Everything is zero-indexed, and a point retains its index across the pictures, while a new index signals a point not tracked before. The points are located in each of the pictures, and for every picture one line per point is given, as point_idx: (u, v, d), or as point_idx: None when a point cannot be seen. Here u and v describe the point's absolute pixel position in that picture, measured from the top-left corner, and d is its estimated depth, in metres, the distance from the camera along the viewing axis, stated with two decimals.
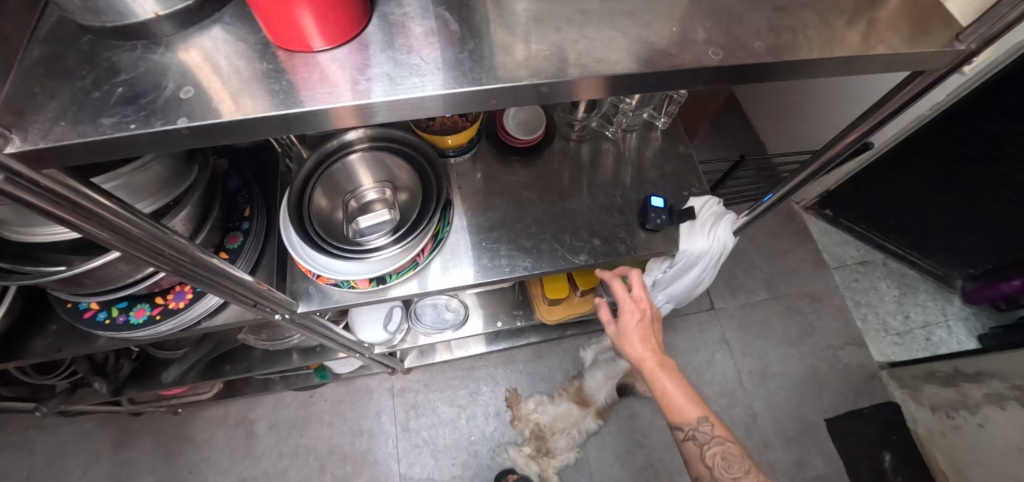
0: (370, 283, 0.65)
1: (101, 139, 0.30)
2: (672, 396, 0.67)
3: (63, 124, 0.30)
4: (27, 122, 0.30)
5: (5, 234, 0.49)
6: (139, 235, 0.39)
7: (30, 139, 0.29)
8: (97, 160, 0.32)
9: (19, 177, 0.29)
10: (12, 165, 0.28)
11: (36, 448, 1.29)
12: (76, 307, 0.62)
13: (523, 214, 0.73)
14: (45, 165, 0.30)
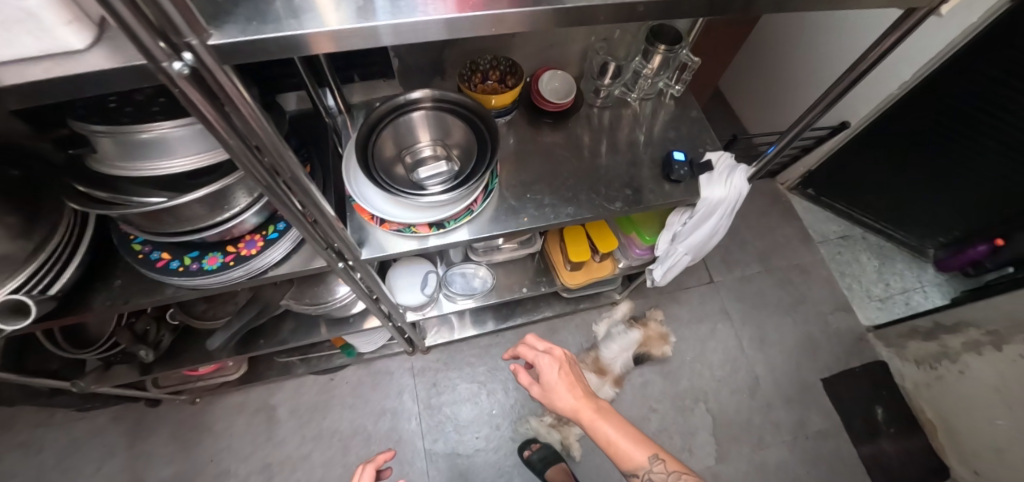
0: (430, 228, 0.70)
1: (293, 35, 0.36)
2: (621, 446, 0.85)
3: (256, 23, 0.36)
4: (224, 21, 0.36)
5: (108, 166, 0.53)
6: (269, 147, 0.44)
7: (229, 33, 0.35)
8: (272, 58, 0.38)
9: (207, 67, 0.35)
10: (207, 54, 0.34)
11: (45, 446, 1.24)
12: (146, 257, 0.65)
13: (560, 170, 0.80)
14: (225, 61, 0.36)
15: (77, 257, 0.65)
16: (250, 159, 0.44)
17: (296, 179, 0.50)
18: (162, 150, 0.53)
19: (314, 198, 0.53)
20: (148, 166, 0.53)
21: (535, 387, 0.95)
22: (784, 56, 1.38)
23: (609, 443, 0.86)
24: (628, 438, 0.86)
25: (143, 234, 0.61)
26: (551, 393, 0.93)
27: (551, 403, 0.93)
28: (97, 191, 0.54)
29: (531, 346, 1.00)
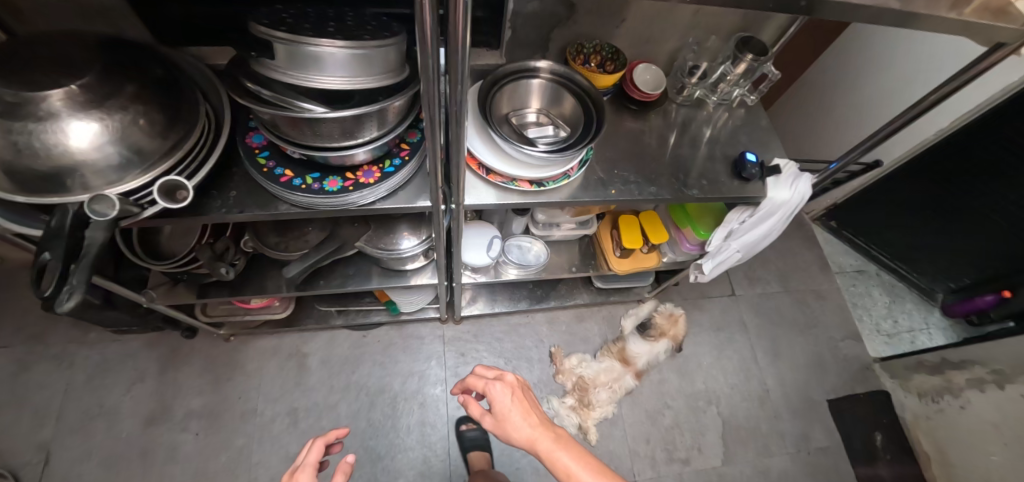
0: (532, 185, 0.76)
1: None
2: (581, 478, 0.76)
3: None
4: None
5: (277, 71, 0.58)
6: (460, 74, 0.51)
7: None
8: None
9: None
10: None
11: (76, 362, 1.26)
12: (271, 172, 0.69)
13: (643, 153, 0.87)
14: None
15: (203, 158, 0.68)
16: (438, 82, 0.50)
17: (455, 116, 0.56)
18: (327, 66, 0.59)
19: (459, 137, 0.59)
20: (314, 76, 0.58)
21: (487, 416, 0.86)
22: (826, 90, 1.45)
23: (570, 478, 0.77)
24: (592, 472, 0.77)
25: (282, 145, 0.67)
26: (504, 423, 0.83)
27: (503, 434, 0.83)
28: (261, 90, 0.60)
29: (481, 375, 0.92)
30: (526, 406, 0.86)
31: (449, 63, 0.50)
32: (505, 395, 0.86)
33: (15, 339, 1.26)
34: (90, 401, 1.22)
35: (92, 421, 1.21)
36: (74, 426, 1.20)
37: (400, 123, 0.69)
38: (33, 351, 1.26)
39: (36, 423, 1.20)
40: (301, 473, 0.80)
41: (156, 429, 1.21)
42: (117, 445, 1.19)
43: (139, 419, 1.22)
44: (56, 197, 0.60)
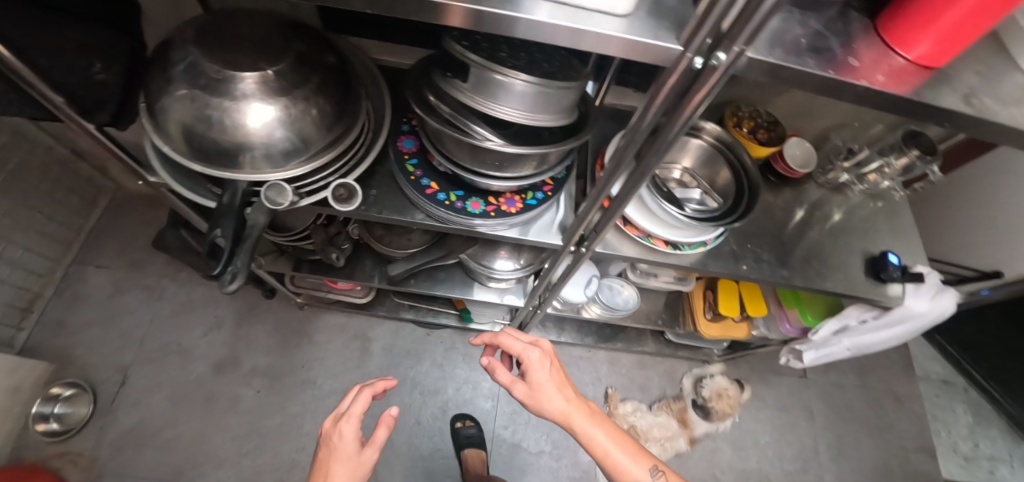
0: (667, 245, 0.74)
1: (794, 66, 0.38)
2: (617, 457, 0.75)
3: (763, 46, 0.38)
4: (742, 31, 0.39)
5: (462, 94, 0.58)
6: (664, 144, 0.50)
7: (759, 51, 0.38)
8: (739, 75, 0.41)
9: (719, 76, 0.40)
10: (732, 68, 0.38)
11: (166, 296, 1.33)
12: (418, 182, 0.70)
13: (777, 231, 0.83)
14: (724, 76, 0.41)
15: (369, 154, 0.67)
16: (639, 142, 0.51)
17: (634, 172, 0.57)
18: (511, 99, 0.58)
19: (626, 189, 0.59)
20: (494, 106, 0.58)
21: (519, 384, 0.80)
22: (961, 187, 1.34)
23: (603, 454, 0.76)
24: (625, 448, 0.77)
25: (441, 160, 0.67)
26: (536, 396, 0.79)
27: (536, 404, 0.79)
28: (439, 105, 0.61)
29: (515, 338, 0.84)
30: (560, 377, 0.82)
31: (657, 131, 0.50)
32: (541, 364, 0.81)
33: (116, 263, 1.35)
34: (171, 336, 1.29)
35: (169, 356, 1.28)
36: (152, 356, 1.27)
37: (557, 163, 0.67)
38: (130, 277, 1.34)
39: (121, 345, 1.28)
40: (346, 422, 0.81)
41: (223, 377, 1.26)
42: (186, 384, 1.25)
43: (210, 364, 1.28)
44: (228, 172, 0.62)
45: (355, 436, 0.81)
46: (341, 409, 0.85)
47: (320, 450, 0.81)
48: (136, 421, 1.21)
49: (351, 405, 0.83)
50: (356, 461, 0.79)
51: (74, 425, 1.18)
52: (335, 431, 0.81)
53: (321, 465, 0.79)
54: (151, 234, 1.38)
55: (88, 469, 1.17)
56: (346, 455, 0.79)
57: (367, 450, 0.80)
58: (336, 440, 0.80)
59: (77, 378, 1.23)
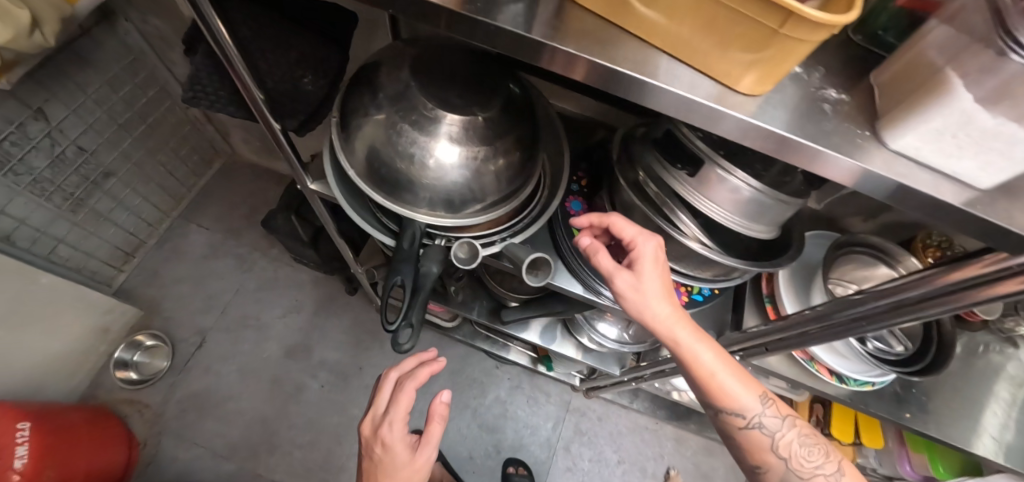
0: (835, 377, 0.69)
1: None
2: (725, 384, 0.56)
3: None
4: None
5: (682, 187, 0.54)
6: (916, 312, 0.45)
7: None
8: None
9: None
10: None
11: (254, 269, 1.35)
12: (583, 250, 0.67)
13: (941, 380, 0.74)
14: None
15: (545, 215, 0.64)
16: (885, 302, 0.47)
17: (854, 323, 0.52)
18: (735, 206, 0.53)
19: (827, 335, 0.56)
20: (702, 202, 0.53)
21: (619, 273, 0.56)
22: None
23: (708, 376, 0.56)
24: (736, 373, 0.57)
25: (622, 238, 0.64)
26: (631, 298, 0.55)
27: (635, 302, 0.55)
28: (647, 183, 0.57)
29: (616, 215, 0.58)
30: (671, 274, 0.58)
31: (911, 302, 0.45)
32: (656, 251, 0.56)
33: (216, 226, 1.38)
34: (252, 310, 1.31)
35: (247, 329, 1.29)
36: (231, 326, 1.29)
37: (744, 276, 0.61)
38: (226, 243, 1.37)
39: (205, 308, 1.30)
40: (388, 430, 0.66)
41: (292, 362, 1.27)
42: (257, 361, 1.26)
43: (283, 346, 1.28)
44: (406, 208, 0.59)
45: (406, 441, 0.66)
46: (376, 411, 0.69)
47: (365, 467, 0.67)
48: (205, 387, 1.23)
49: (392, 410, 0.67)
50: (406, 471, 0.64)
51: (151, 377, 1.22)
52: (377, 442, 0.66)
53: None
54: (252, 204, 1.41)
55: (152, 423, 1.19)
56: (395, 467, 0.64)
57: (420, 452, 0.66)
58: (383, 452, 0.65)
59: (160, 332, 1.26)
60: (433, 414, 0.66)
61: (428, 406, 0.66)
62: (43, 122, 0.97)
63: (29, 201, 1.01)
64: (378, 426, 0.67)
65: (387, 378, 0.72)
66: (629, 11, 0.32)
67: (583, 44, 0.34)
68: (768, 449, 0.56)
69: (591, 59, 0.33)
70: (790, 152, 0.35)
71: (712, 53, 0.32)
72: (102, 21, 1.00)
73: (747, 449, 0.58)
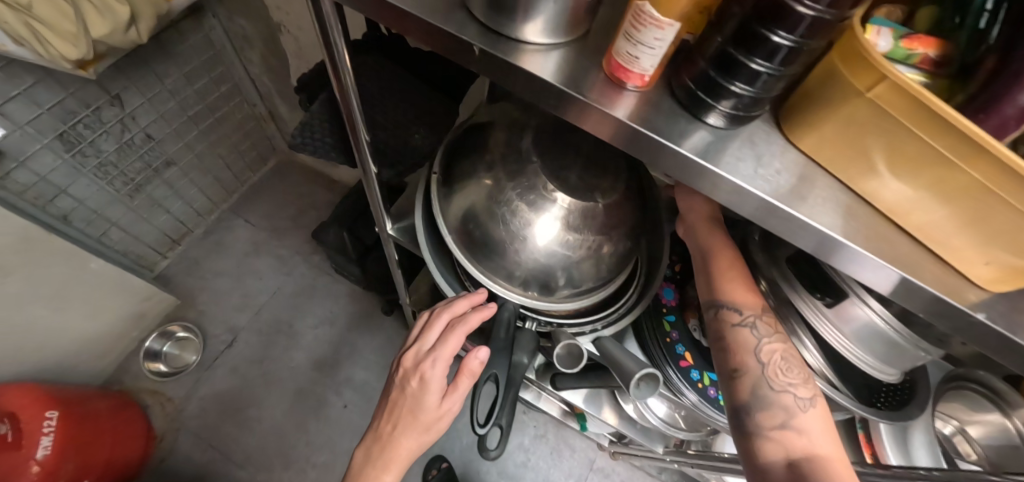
0: None
1: None
2: (738, 271, 0.47)
3: None
4: None
5: (818, 321, 0.49)
6: None
7: None
8: None
9: None
10: None
11: (294, 273, 1.33)
12: (672, 346, 0.63)
13: None
14: None
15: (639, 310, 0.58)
16: None
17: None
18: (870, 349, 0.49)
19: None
20: (828, 333, 0.49)
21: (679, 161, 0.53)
22: None
23: (723, 259, 0.47)
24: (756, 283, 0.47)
25: None
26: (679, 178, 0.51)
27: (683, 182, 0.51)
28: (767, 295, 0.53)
29: None
30: None
31: None
32: None
33: (262, 224, 1.36)
34: (286, 315, 1.28)
35: (278, 334, 1.26)
36: (263, 329, 1.26)
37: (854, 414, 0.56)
38: (269, 243, 1.35)
39: (240, 307, 1.28)
40: (430, 366, 0.53)
41: (318, 376, 1.23)
42: (284, 369, 1.23)
43: (312, 358, 1.25)
44: (500, 284, 0.55)
45: (441, 384, 0.54)
46: (422, 344, 0.55)
47: (389, 396, 0.58)
48: (229, 388, 1.20)
49: (439, 347, 0.53)
50: (430, 416, 0.55)
51: (179, 371, 1.20)
52: (415, 375, 0.54)
53: (390, 415, 0.56)
54: (300, 206, 1.39)
55: (172, 418, 1.16)
56: (419, 410, 0.54)
57: (448, 400, 0.55)
58: (417, 390, 0.54)
59: (193, 324, 1.24)
60: (464, 370, 0.51)
61: (459, 360, 0.51)
62: (118, 108, 0.97)
63: (91, 182, 1.01)
64: (420, 360, 0.54)
65: (439, 313, 0.55)
66: (870, 173, 0.28)
67: (798, 201, 0.29)
68: (752, 348, 0.44)
69: (815, 226, 0.29)
70: (965, 329, 0.30)
71: (970, 245, 0.27)
72: (191, 16, 0.98)
73: (723, 347, 0.46)
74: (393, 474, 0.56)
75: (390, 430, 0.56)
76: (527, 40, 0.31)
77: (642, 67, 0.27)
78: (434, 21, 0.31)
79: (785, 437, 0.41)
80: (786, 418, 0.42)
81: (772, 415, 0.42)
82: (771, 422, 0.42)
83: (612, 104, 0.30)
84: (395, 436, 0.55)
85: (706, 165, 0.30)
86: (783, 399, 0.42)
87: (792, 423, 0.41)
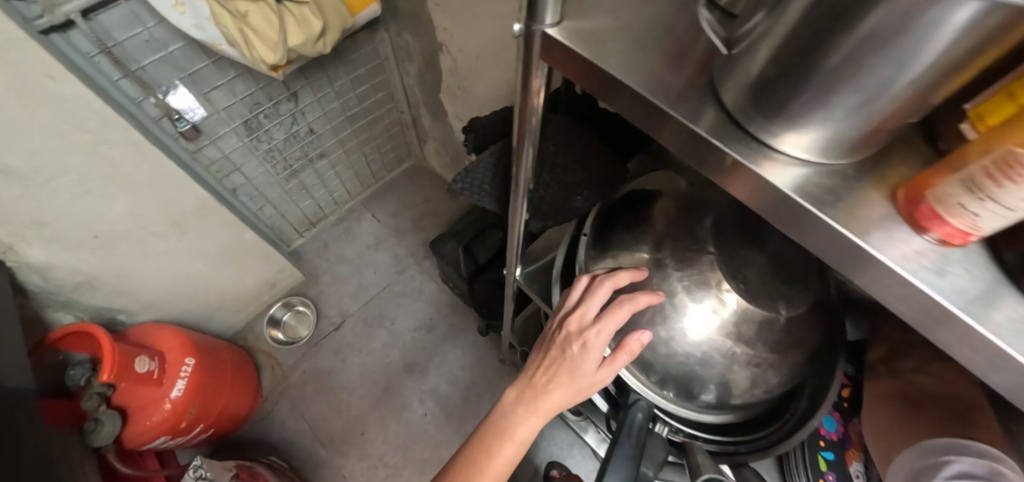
0: None
1: None
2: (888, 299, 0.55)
3: None
4: None
5: None
6: None
7: None
8: None
9: None
10: None
11: (405, 273, 1.38)
12: None
13: None
14: None
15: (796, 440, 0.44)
16: None
17: None
18: None
19: None
20: None
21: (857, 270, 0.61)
22: None
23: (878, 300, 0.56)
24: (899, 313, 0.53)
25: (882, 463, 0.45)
26: None
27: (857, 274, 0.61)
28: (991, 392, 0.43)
29: None
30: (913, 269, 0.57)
31: None
32: None
33: (387, 221, 1.44)
34: (390, 311, 1.34)
35: (380, 328, 1.32)
36: (368, 319, 1.33)
37: None
38: (389, 239, 1.42)
39: (353, 294, 1.36)
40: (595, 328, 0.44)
41: (407, 377, 1.26)
42: (378, 362, 1.28)
43: (405, 359, 1.29)
44: (635, 379, 0.49)
45: (600, 355, 0.45)
46: (584, 311, 0.45)
47: (542, 352, 0.49)
48: (330, 368, 1.28)
49: (606, 317, 0.43)
50: (584, 383, 0.46)
51: (293, 341, 1.31)
52: (577, 340, 0.45)
53: (544, 368, 0.48)
54: (422, 210, 1.45)
55: (278, 382, 1.27)
56: (572, 376, 0.46)
57: (607, 371, 0.45)
58: (576, 357, 0.45)
59: (312, 301, 1.35)
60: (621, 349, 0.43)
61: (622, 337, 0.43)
62: (293, 103, 1.09)
63: (259, 164, 1.14)
64: (584, 326, 0.45)
65: (600, 283, 0.45)
66: None
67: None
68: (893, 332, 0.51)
69: None
70: None
71: None
72: (367, 28, 1.07)
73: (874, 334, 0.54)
74: (534, 427, 0.48)
75: (543, 384, 0.47)
76: (778, 146, 0.24)
77: (979, 225, 0.19)
78: (666, 106, 0.25)
79: (915, 379, 0.46)
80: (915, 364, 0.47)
81: (904, 361, 0.48)
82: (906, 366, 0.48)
83: (895, 252, 0.22)
84: (544, 393, 0.47)
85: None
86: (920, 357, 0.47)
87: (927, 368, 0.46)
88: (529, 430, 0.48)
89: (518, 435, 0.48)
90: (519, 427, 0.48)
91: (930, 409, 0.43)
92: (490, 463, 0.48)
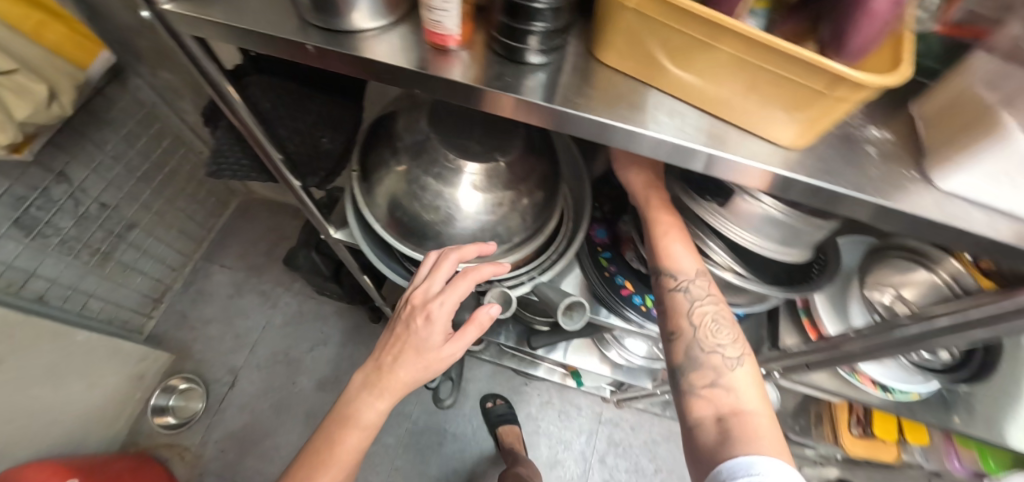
0: (876, 386, 0.69)
1: None
2: (663, 239, 0.54)
3: None
4: None
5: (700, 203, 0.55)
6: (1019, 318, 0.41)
7: None
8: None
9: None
10: None
11: (279, 304, 1.37)
12: (612, 280, 0.67)
13: None
14: None
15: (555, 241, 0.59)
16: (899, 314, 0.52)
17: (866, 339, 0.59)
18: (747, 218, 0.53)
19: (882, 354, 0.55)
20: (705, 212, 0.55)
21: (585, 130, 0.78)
22: None
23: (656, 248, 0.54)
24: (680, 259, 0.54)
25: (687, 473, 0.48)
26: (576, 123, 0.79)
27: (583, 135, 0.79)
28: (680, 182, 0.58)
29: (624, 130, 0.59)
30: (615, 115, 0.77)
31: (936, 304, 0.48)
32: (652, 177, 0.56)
33: (239, 265, 1.40)
34: (280, 345, 1.33)
35: (277, 364, 1.31)
36: (261, 363, 1.31)
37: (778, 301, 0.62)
38: (248, 281, 1.39)
39: (235, 348, 1.32)
40: (438, 303, 0.54)
41: (323, 394, 1.28)
42: (289, 394, 1.28)
43: (314, 378, 1.29)
44: None
45: (445, 328, 0.56)
46: (429, 285, 0.55)
47: (391, 332, 0.58)
48: (242, 425, 1.24)
49: (446, 291, 0.54)
50: (431, 357, 0.56)
51: (188, 420, 1.23)
52: (421, 313, 0.55)
53: (392, 345, 0.57)
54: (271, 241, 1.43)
55: (193, 465, 1.20)
56: (419, 351, 0.55)
57: (450, 345, 0.56)
58: (420, 330, 0.55)
59: (195, 374, 1.28)
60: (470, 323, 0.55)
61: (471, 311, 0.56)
62: (66, 184, 1.00)
63: (58, 259, 1.04)
64: (427, 301, 0.55)
65: (447, 256, 0.55)
66: (663, 72, 0.33)
67: (622, 114, 0.34)
68: (684, 314, 0.52)
69: (614, 125, 0.33)
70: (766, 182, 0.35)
71: (750, 110, 0.32)
72: (114, 80, 1.02)
73: (664, 312, 0.54)
74: (377, 409, 0.57)
75: (390, 362, 0.56)
76: (358, 28, 0.37)
77: (446, 27, 0.33)
78: (279, 34, 0.37)
79: (713, 393, 0.49)
80: (715, 378, 0.49)
81: (702, 376, 0.50)
82: (699, 381, 0.50)
83: (443, 66, 0.36)
84: (392, 371, 0.56)
85: (540, 103, 0.34)
86: (712, 359, 0.50)
87: (718, 382, 0.49)
88: (378, 409, 0.57)
89: (363, 420, 0.57)
90: (369, 408, 0.57)
91: (723, 424, 0.46)
92: (335, 448, 0.57)
